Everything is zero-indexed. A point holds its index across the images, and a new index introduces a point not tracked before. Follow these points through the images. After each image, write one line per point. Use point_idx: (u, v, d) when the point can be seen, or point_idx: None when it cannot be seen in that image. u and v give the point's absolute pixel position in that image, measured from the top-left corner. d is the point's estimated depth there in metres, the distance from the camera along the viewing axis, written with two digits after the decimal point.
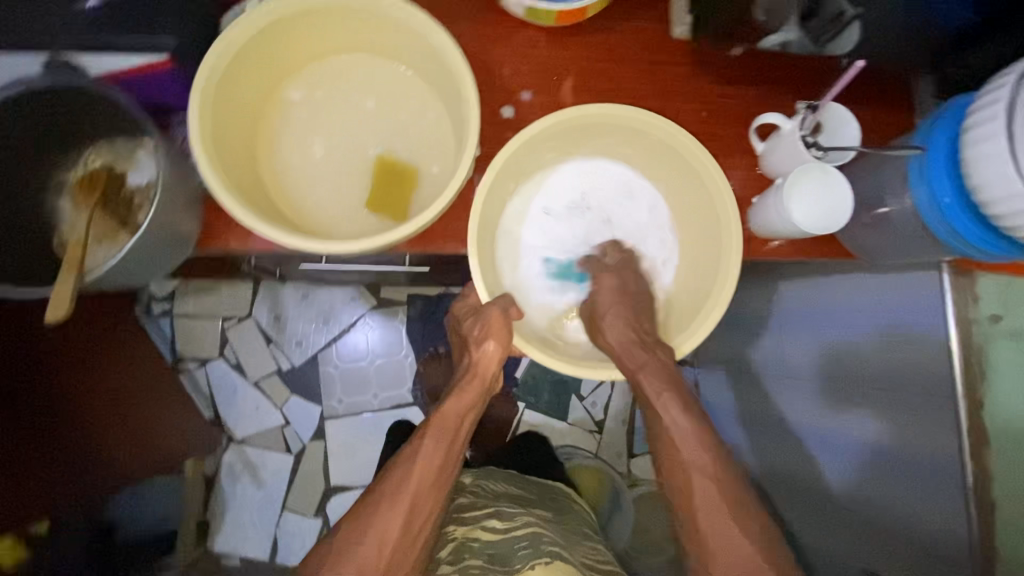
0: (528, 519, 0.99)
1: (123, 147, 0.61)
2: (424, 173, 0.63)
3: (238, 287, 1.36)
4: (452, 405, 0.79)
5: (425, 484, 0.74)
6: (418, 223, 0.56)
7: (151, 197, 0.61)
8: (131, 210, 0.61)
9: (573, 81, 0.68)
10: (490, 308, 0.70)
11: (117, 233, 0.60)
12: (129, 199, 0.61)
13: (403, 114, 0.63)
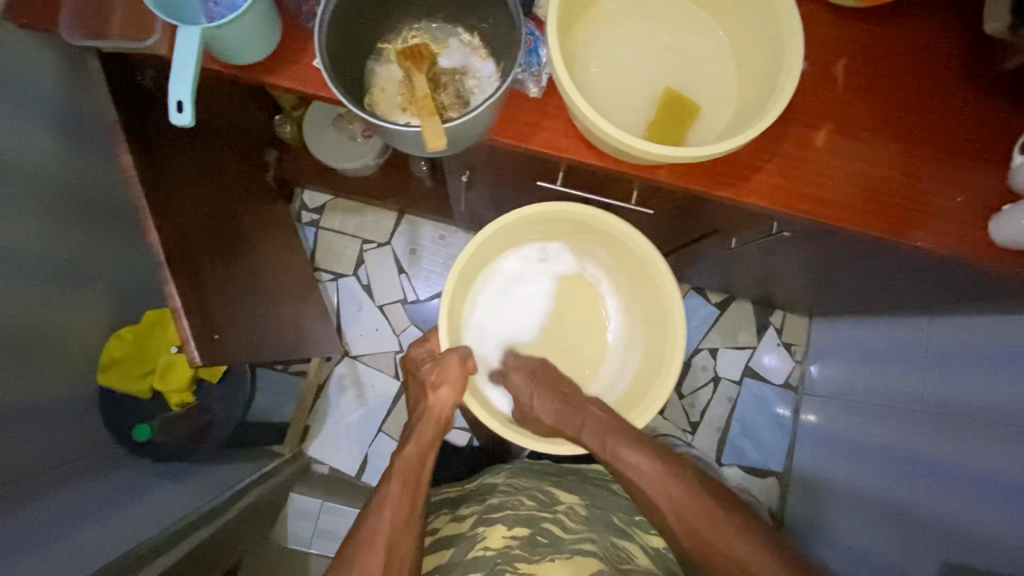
0: (551, 518, 0.97)
1: (440, 32, 0.68)
2: (705, 111, 0.66)
3: (385, 214, 1.42)
4: (412, 450, 0.81)
5: (400, 524, 0.73)
6: (715, 149, 0.60)
7: (469, 77, 0.67)
8: (448, 86, 0.66)
9: (847, 60, 0.71)
10: (447, 355, 0.84)
11: (440, 100, 0.66)
12: (448, 76, 0.67)
13: (696, 53, 0.67)
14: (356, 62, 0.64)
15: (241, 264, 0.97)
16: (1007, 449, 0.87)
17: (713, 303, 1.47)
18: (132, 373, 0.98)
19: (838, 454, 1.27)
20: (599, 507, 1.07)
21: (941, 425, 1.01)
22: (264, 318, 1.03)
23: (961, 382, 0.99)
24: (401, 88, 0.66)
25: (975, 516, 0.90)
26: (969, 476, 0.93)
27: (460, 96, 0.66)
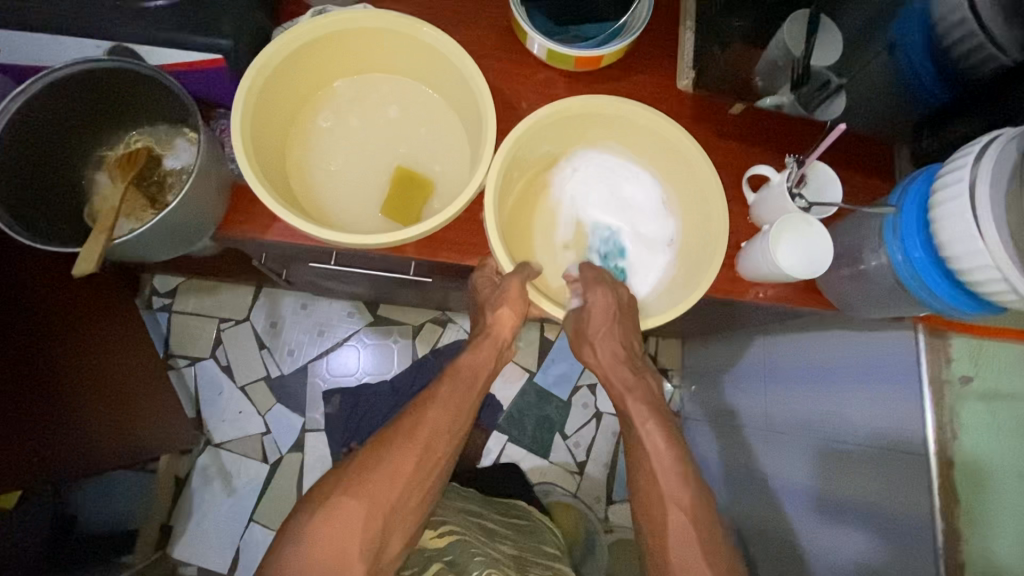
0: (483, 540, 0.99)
1: (166, 134, 0.67)
2: (438, 186, 0.67)
3: (241, 290, 1.38)
4: (466, 360, 0.71)
5: (440, 428, 0.67)
6: (427, 229, 0.61)
7: (183, 179, 0.65)
8: (161, 190, 0.65)
9: None
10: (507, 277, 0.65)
11: (145, 209, 0.64)
12: (163, 179, 0.65)
13: (424, 130, 0.68)
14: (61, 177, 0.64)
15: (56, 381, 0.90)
16: (827, 464, 0.88)
17: None
18: None
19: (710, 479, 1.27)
20: (527, 535, 1.12)
21: (775, 443, 1.03)
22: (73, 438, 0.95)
23: (785, 398, 1.01)
24: (108, 198, 0.64)
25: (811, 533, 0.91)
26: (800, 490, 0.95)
27: (168, 202, 0.65)
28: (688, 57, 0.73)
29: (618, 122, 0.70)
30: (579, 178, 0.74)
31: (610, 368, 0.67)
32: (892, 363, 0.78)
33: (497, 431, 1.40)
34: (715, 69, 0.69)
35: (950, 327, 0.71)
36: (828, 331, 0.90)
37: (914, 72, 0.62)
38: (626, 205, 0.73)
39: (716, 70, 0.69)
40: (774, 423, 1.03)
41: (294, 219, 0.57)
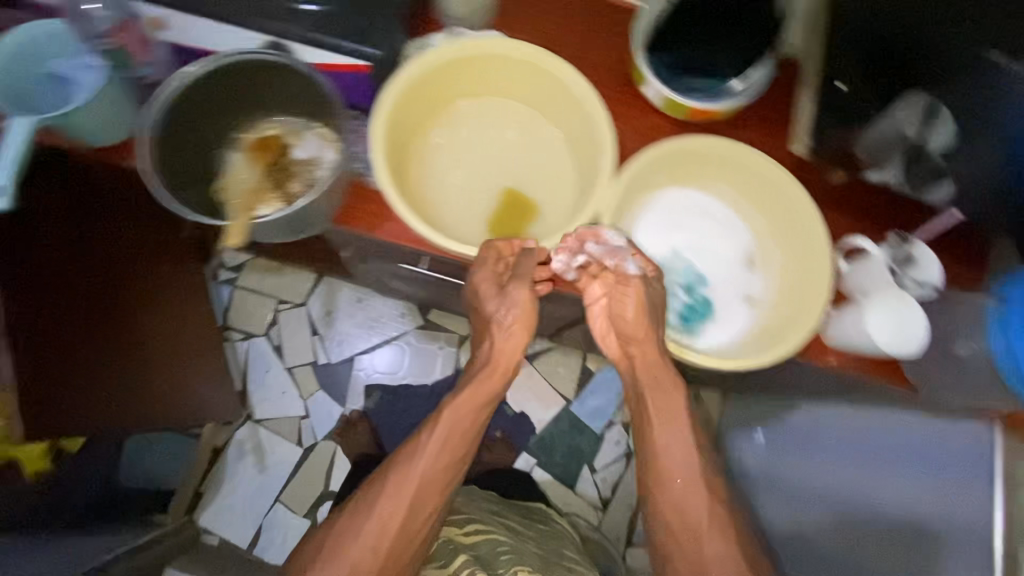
0: (507, 536, 1.02)
1: (297, 126, 0.71)
2: (543, 212, 0.70)
3: (303, 275, 1.43)
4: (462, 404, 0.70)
5: (430, 486, 0.68)
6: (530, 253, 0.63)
7: (310, 170, 0.69)
8: (288, 178, 0.69)
9: None
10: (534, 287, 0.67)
11: (272, 193, 0.68)
12: (290, 167, 0.69)
13: (537, 156, 0.71)
14: (198, 150, 0.67)
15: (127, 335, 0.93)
16: None
17: None
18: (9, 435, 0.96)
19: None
20: (550, 539, 1.11)
21: None
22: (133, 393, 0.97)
23: None
24: (239, 177, 0.68)
25: None
26: None
27: (294, 190, 0.69)
28: (804, 123, 0.75)
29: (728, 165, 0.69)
30: (683, 207, 0.72)
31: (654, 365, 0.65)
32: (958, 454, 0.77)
33: (527, 453, 1.40)
34: (833, 137, 0.72)
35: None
36: None
37: (1012, 185, 0.58)
38: (719, 247, 0.72)
39: (833, 139, 0.72)
40: None
41: (414, 222, 0.60)
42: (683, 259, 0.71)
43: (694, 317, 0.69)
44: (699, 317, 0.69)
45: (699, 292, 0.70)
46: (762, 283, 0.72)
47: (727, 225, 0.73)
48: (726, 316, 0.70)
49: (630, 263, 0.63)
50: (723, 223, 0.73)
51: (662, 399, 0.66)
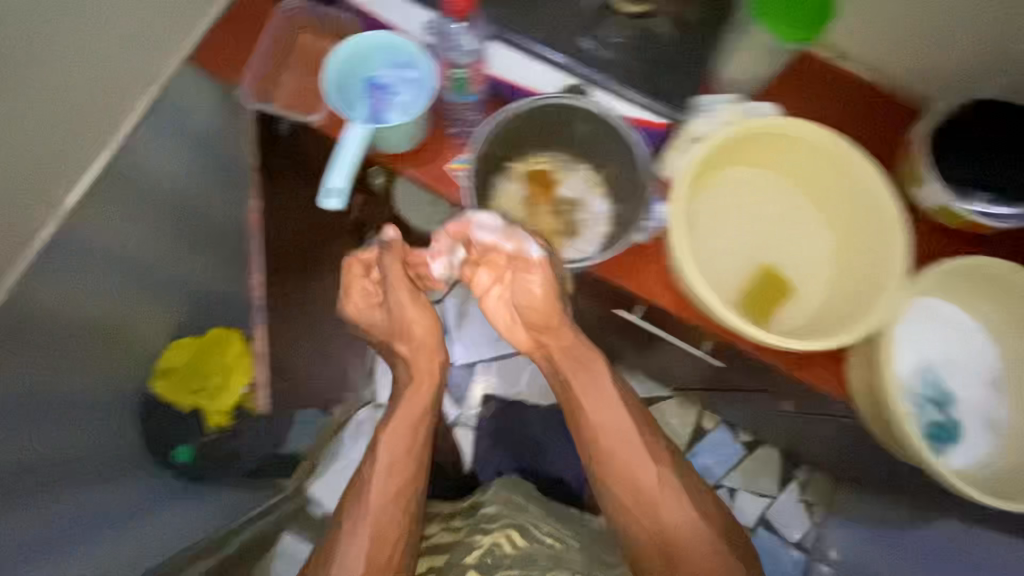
0: (545, 540, 0.87)
1: (563, 165, 0.72)
2: (796, 299, 0.69)
3: None
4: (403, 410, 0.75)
5: (385, 504, 0.71)
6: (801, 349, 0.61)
7: (587, 204, 0.72)
8: (568, 213, 0.72)
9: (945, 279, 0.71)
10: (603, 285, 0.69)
11: (558, 230, 0.71)
12: (568, 203, 0.72)
13: (800, 242, 0.69)
14: (484, 179, 0.69)
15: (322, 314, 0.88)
16: None
17: (739, 442, 1.44)
18: (183, 386, 0.94)
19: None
20: (582, 541, 0.91)
21: None
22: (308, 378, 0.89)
23: None
24: (524, 214, 0.71)
25: None
26: None
27: (576, 225, 0.71)
28: None
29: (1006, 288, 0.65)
30: (945, 323, 0.70)
31: (611, 397, 0.72)
32: None
33: None
34: None
35: None
36: None
37: None
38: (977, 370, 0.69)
39: None
40: None
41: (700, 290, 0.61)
42: (936, 376, 0.69)
43: (942, 436, 0.68)
44: (945, 438, 0.68)
45: (948, 413, 0.68)
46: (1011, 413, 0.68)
47: (989, 349, 0.69)
48: (971, 442, 0.68)
49: (528, 245, 0.67)
50: (985, 347, 0.69)
51: (590, 381, 0.72)
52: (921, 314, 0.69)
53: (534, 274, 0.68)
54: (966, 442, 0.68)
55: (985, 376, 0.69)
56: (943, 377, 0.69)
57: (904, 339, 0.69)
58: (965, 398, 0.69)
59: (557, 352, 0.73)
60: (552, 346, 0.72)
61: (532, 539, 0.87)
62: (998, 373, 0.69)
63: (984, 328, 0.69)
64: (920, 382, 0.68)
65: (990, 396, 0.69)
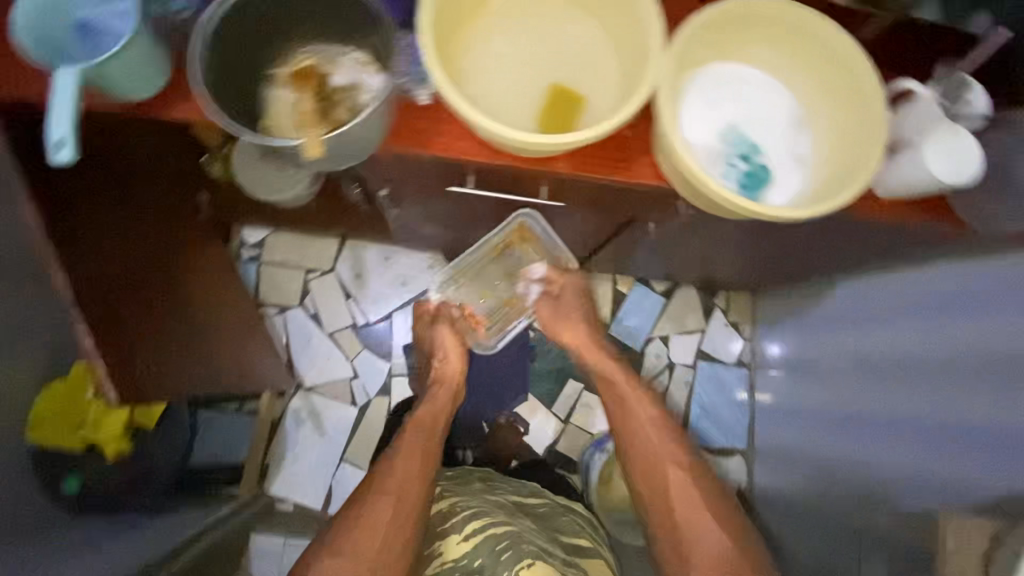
0: (510, 519, 1.02)
1: (330, 49, 0.68)
2: (595, 108, 0.69)
3: (325, 241, 1.43)
4: (427, 409, 1.10)
5: (406, 484, 0.95)
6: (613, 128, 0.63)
7: (354, 93, 0.67)
8: (335, 105, 0.67)
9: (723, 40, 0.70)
10: (284, 119, 0.67)
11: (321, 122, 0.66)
12: (333, 94, 0.68)
13: (588, 55, 0.70)
14: (239, 89, 0.66)
15: (431, 422, 1.08)
16: (938, 394, 0.91)
17: (658, 292, 1.50)
18: (66, 427, 0.96)
19: (787, 427, 1.33)
20: (547, 527, 1.08)
21: (877, 379, 1.05)
22: (433, 436, 1.06)
23: (905, 334, 1.00)
24: (290, 109, 0.67)
25: (914, 460, 0.94)
26: (904, 424, 0.97)
27: (340, 117, 0.66)
28: None
29: (773, 28, 0.69)
30: (730, 77, 0.72)
31: (583, 343, 1.13)
32: None
33: (575, 380, 1.45)
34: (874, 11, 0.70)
35: None
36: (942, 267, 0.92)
37: None
38: (764, 121, 0.72)
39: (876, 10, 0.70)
40: (882, 357, 1.04)
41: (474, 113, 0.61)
42: (745, 128, 0.71)
43: (755, 182, 0.70)
44: (760, 185, 0.70)
45: (717, 165, 0.70)
46: (809, 143, 0.72)
47: (788, 96, 0.73)
48: (769, 188, 0.70)
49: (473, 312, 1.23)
50: (782, 96, 0.73)
51: (576, 331, 1.15)
52: (710, 77, 0.72)
53: (545, 306, 1.17)
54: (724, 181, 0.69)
55: (778, 120, 0.72)
56: (751, 128, 0.72)
57: (695, 101, 0.71)
58: (750, 153, 0.71)
59: (573, 343, 1.14)
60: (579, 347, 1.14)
61: (534, 543, 0.98)
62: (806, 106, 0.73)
63: (765, 78, 0.73)
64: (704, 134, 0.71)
65: (787, 132, 0.72)
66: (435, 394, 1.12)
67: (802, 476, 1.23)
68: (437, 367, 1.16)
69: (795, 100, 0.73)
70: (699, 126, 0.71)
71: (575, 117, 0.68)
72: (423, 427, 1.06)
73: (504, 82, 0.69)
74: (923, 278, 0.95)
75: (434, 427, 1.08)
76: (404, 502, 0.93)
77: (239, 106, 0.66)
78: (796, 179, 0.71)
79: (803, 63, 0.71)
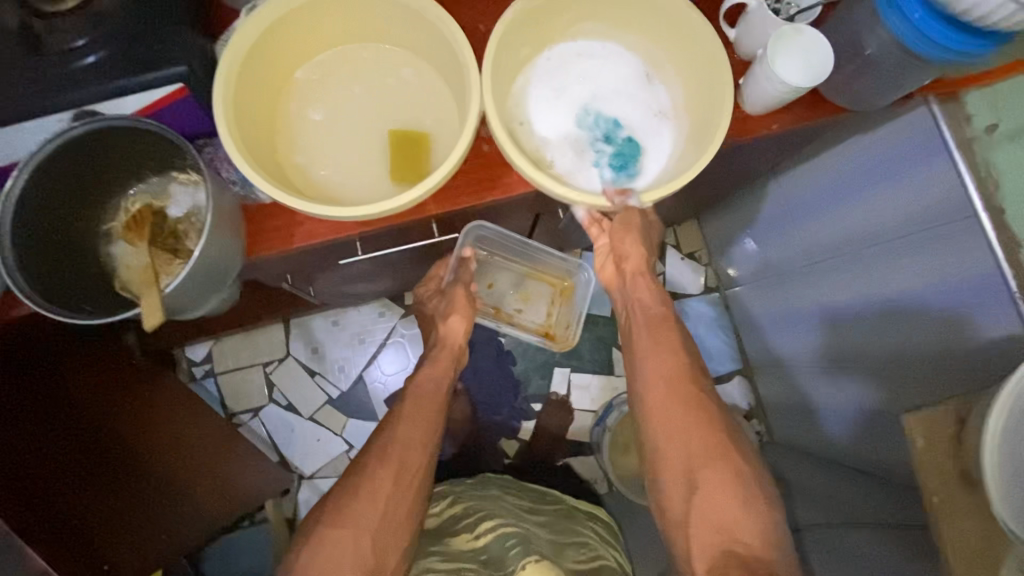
0: (526, 526, 0.97)
1: (159, 185, 0.66)
2: (441, 138, 0.66)
3: (270, 331, 1.39)
4: (428, 373, 0.98)
5: (399, 477, 0.83)
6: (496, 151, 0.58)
7: (194, 221, 0.64)
8: (179, 239, 0.64)
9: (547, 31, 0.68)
10: (133, 272, 0.64)
11: (171, 263, 0.63)
12: (175, 229, 0.64)
13: (415, 88, 0.67)
14: (77, 259, 0.64)
15: (430, 393, 0.96)
16: (882, 267, 0.89)
17: None
18: None
19: (756, 333, 1.31)
20: (563, 526, 1.04)
21: (819, 270, 1.03)
22: (431, 413, 0.93)
23: (834, 219, 0.97)
24: (133, 260, 0.64)
25: (876, 335, 0.93)
26: (857, 307, 0.96)
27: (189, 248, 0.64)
28: None
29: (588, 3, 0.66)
30: (562, 68, 0.70)
31: (637, 264, 0.88)
32: (915, 137, 0.79)
33: (560, 366, 1.44)
34: None
35: (962, 84, 0.72)
36: (845, 142, 0.90)
37: None
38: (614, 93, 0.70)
39: None
40: (818, 248, 1.02)
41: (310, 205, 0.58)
42: (596, 111, 0.69)
43: (624, 161, 0.67)
44: (630, 162, 0.68)
45: (585, 159, 0.68)
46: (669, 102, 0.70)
47: (635, 61, 0.70)
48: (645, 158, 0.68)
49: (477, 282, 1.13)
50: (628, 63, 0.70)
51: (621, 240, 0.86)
52: (541, 76, 0.70)
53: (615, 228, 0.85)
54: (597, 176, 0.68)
55: (632, 89, 0.70)
56: (601, 108, 0.69)
57: (541, 101, 0.69)
58: (611, 133, 0.68)
59: (629, 262, 0.88)
60: (629, 266, 0.88)
61: (547, 548, 0.92)
62: (645, 61, 0.70)
63: (606, 50, 0.70)
64: (560, 133, 0.68)
65: (644, 98, 0.70)
66: (442, 364, 1.01)
67: (783, 377, 1.24)
68: (440, 328, 1.04)
69: (643, 62, 0.70)
70: (553, 123, 0.69)
71: (423, 157, 0.65)
72: (419, 401, 0.94)
73: (343, 149, 0.66)
74: (834, 159, 0.93)
75: (435, 399, 0.95)
76: (407, 478, 0.84)
77: (85, 277, 0.64)
78: (666, 144, 0.69)
79: (635, 25, 0.68)
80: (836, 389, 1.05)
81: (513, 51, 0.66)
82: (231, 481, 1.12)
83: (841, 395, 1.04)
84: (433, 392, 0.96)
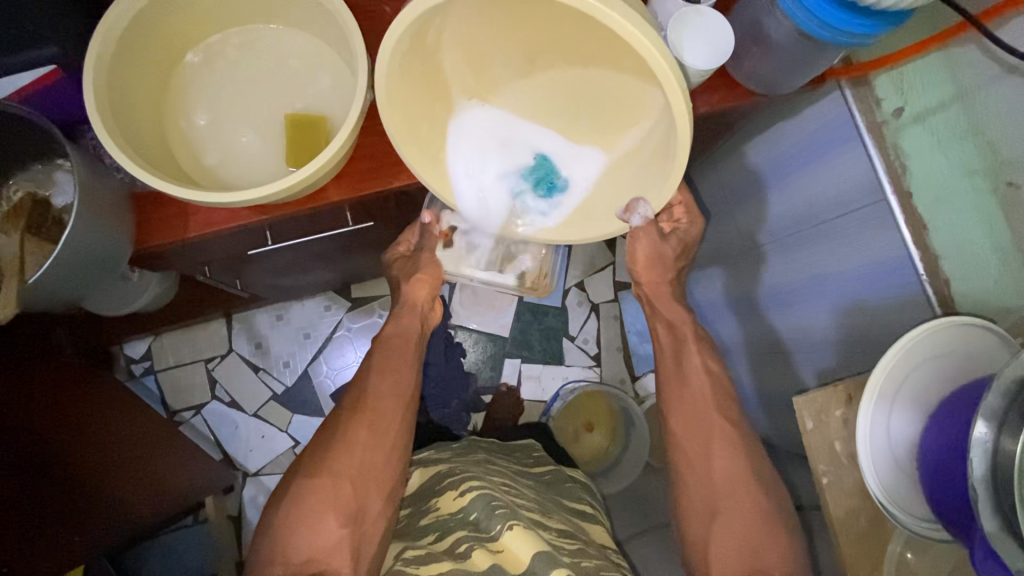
0: (516, 492, 0.86)
1: (42, 173, 0.63)
2: (339, 122, 0.64)
3: (213, 326, 1.37)
4: (393, 327, 0.93)
5: (373, 432, 0.82)
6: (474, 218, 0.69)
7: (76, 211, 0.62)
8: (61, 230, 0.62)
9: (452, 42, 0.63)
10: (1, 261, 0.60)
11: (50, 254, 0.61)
12: (58, 220, 0.62)
13: (310, 70, 0.65)
14: None
15: (403, 344, 0.92)
16: (798, 259, 0.90)
17: None
18: None
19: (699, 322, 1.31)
20: (548, 492, 0.97)
21: (752, 258, 1.03)
22: (403, 363, 0.90)
23: (761, 205, 0.97)
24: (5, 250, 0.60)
25: (794, 327, 0.94)
26: (783, 297, 0.95)
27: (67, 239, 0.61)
28: None
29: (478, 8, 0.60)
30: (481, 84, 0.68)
31: (654, 277, 0.89)
32: (830, 123, 0.78)
33: (511, 357, 1.44)
34: None
35: (868, 68, 0.71)
36: (774, 126, 0.90)
37: None
38: (536, 97, 0.69)
39: None
40: (750, 236, 1.02)
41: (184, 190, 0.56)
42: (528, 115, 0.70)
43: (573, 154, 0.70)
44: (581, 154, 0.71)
45: (560, 175, 0.71)
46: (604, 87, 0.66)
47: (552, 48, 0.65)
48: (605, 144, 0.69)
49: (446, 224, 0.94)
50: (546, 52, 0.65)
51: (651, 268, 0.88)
52: (466, 125, 0.69)
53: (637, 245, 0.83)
54: (582, 173, 0.71)
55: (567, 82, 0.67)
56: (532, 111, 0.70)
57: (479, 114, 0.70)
58: (560, 141, 0.71)
59: (645, 280, 0.89)
60: (647, 284, 0.90)
61: (534, 512, 0.82)
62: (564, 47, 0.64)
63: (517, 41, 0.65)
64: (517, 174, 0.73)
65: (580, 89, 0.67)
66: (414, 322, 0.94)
67: None
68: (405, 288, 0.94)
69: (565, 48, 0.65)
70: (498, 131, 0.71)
71: (316, 142, 0.63)
72: (391, 353, 0.90)
73: (236, 136, 0.64)
74: (765, 144, 0.93)
75: (404, 346, 0.92)
76: (383, 429, 0.83)
77: None
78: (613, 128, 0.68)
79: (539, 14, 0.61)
80: (766, 378, 1.06)
81: (426, 130, 0.65)
82: (156, 472, 1.08)
83: (769, 383, 1.05)
84: (402, 337, 0.92)
